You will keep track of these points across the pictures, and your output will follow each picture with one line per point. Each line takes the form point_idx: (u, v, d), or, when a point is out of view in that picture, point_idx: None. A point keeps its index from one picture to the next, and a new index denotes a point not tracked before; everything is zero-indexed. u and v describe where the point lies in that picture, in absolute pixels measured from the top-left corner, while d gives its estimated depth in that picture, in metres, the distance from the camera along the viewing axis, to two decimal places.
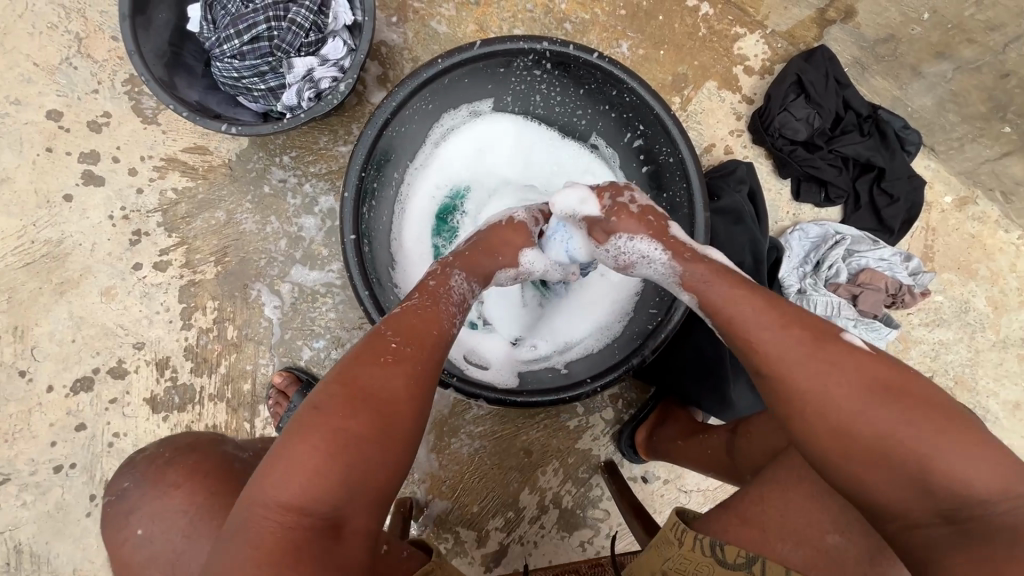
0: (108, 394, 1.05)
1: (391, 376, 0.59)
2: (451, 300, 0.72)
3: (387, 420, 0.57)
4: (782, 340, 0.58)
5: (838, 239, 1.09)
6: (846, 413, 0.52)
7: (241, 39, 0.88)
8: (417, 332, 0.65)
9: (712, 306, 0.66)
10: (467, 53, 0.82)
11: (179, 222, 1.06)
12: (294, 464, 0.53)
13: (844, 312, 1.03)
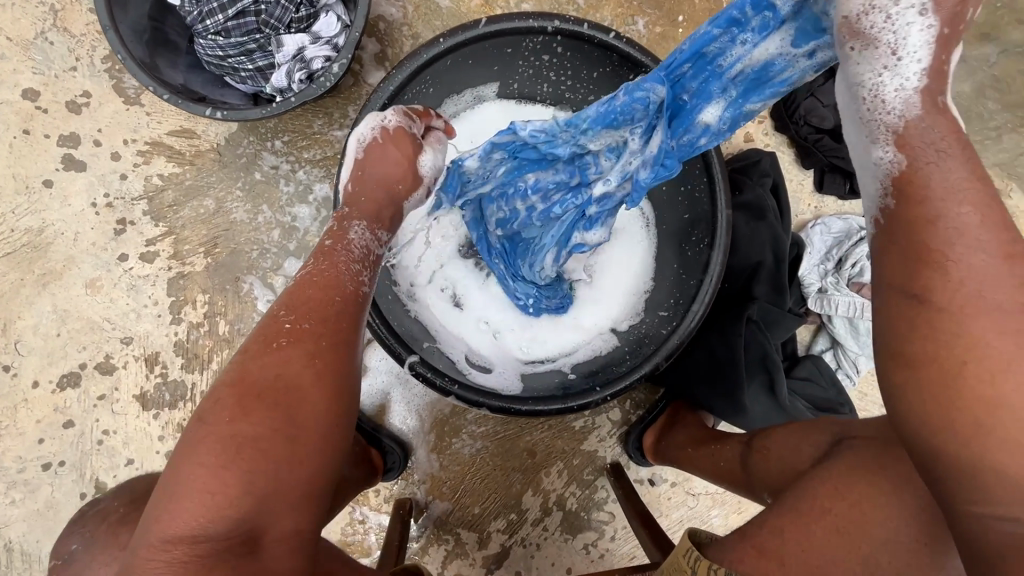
0: (96, 391, 1.01)
1: (288, 363, 0.56)
2: (350, 255, 0.66)
3: (286, 407, 0.54)
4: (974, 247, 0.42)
5: (862, 236, 1.03)
6: (963, 325, 0.41)
7: (225, 14, 0.81)
8: (316, 311, 0.60)
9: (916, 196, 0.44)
10: (471, 32, 0.74)
11: (166, 210, 1.00)
12: (191, 471, 0.50)
13: (866, 314, 0.98)
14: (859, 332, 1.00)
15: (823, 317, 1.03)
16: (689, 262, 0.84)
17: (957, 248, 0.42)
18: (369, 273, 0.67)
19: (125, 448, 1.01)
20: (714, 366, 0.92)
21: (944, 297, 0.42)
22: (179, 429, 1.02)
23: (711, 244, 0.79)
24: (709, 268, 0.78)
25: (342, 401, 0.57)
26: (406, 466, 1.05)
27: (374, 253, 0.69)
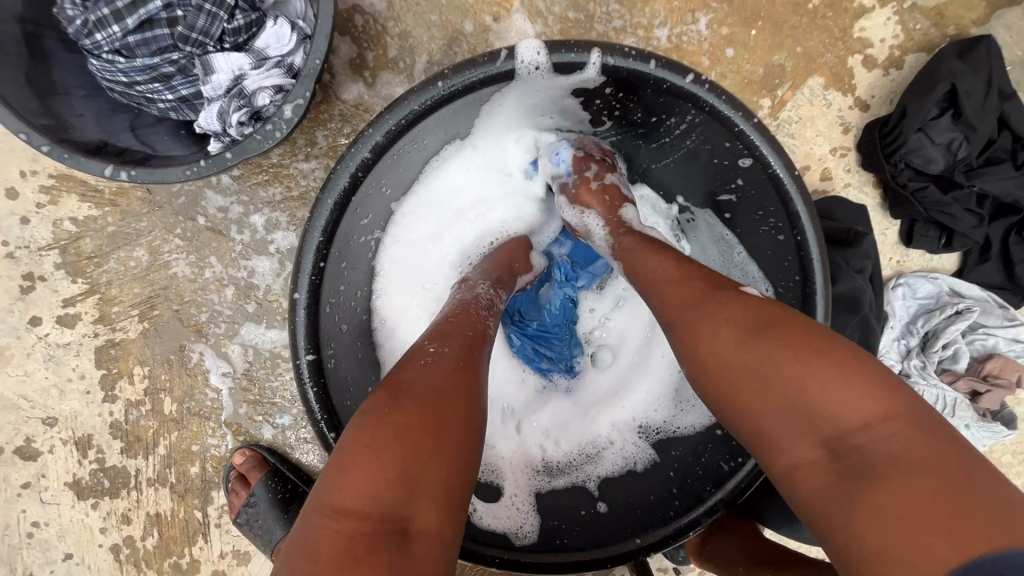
0: (19, 479, 0.83)
1: (428, 368, 0.46)
2: (483, 311, 0.57)
3: (433, 403, 0.43)
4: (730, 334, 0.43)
5: (959, 309, 0.84)
6: (780, 404, 0.39)
7: (123, 25, 0.55)
8: (460, 343, 0.51)
9: (671, 307, 0.48)
10: (486, 69, 0.53)
11: (85, 263, 0.78)
12: (348, 464, 0.39)
13: (959, 411, 0.81)
14: None
15: None
16: None
17: (701, 330, 0.45)
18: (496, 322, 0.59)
19: (61, 542, 0.85)
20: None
21: (736, 383, 0.42)
22: (124, 520, 0.86)
23: None
24: None
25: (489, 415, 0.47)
26: None
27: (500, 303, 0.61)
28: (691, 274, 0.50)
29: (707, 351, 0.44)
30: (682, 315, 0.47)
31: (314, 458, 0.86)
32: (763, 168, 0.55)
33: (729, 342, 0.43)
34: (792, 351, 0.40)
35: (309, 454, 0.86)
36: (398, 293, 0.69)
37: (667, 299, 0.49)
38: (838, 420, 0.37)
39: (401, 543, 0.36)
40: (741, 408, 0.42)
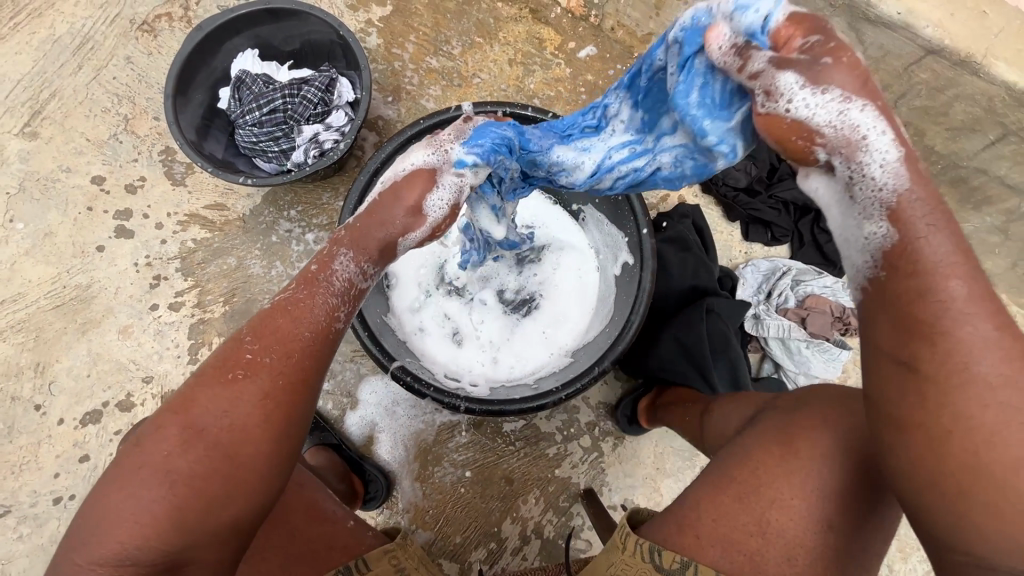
0: (113, 427, 1.12)
1: (232, 401, 0.59)
2: (330, 289, 0.66)
3: (230, 453, 0.58)
4: (986, 337, 0.48)
5: (784, 269, 1.20)
6: (986, 403, 0.47)
7: (262, 112, 1.08)
8: (273, 345, 0.62)
9: (903, 250, 0.50)
10: (445, 115, 1.00)
11: (195, 267, 1.19)
12: (126, 486, 0.57)
13: (795, 334, 1.13)
14: (792, 350, 1.14)
15: (761, 341, 1.17)
16: (628, 285, 1.01)
17: (960, 328, 0.48)
18: (349, 308, 0.67)
19: None
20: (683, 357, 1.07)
21: (943, 367, 0.48)
22: None
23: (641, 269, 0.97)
24: (641, 285, 0.95)
25: (286, 445, 0.62)
26: (390, 495, 1.13)
27: (356, 286, 0.68)
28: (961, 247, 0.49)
29: (965, 348, 0.48)
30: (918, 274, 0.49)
31: (334, 405, 1.15)
32: None
33: (982, 343, 0.48)
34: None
35: (330, 402, 1.16)
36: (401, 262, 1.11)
37: (914, 260, 0.49)
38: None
39: (175, 569, 0.57)
40: (937, 398, 0.49)
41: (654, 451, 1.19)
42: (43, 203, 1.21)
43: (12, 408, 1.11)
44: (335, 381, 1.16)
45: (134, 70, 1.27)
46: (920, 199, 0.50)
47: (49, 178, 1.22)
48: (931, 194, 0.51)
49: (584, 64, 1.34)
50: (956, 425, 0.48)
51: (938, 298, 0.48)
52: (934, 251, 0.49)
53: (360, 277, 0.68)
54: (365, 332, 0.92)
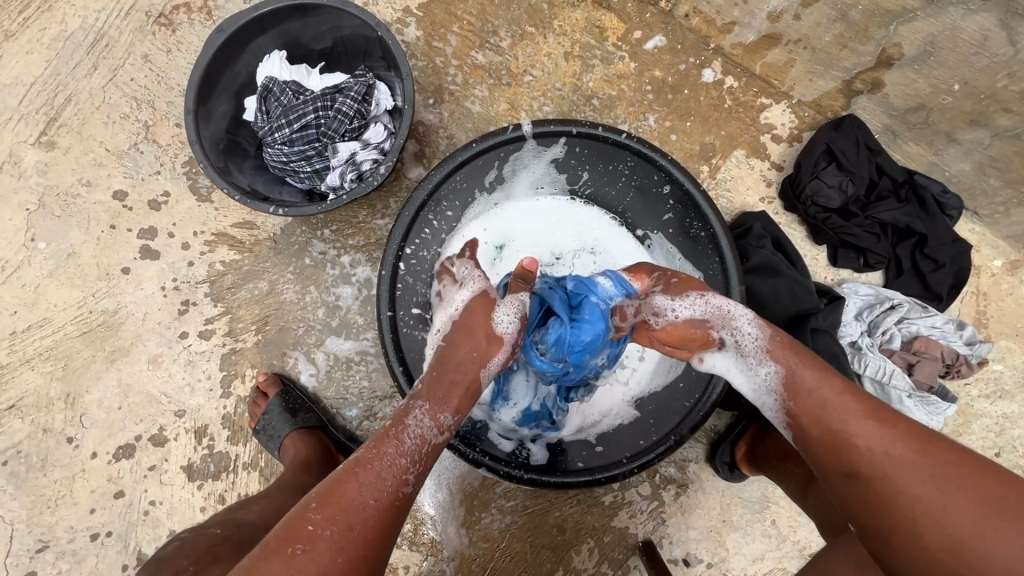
0: (148, 462, 1.07)
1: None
2: (401, 447, 0.66)
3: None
4: (876, 431, 0.59)
5: (892, 302, 1.05)
6: (921, 484, 0.55)
7: (291, 128, 0.96)
8: (340, 512, 0.59)
9: (799, 394, 0.66)
10: (500, 137, 0.88)
11: (225, 292, 1.11)
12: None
13: (897, 379, 0.99)
14: (889, 397, 1.00)
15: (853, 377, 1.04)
16: None
17: (860, 437, 0.60)
18: (417, 471, 0.66)
19: (168, 519, 1.06)
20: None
21: (873, 470, 0.58)
22: (219, 501, 1.06)
23: None
24: None
25: None
26: (435, 541, 1.06)
27: (428, 443, 0.68)
28: (828, 372, 0.66)
29: (871, 452, 0.58)
30: (823, 414, 0.63)
31: None
32: (682, 188, 0.86)
33: (882, 440, 0.59)
34: (949, 467, 0.56)
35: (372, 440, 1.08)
36: None
37: (801, 401, 0.65)
38: (967, 507, 0.53)
39: None
40: (886, 497, 0.56)
41: (719, 502, 1.09)
42: (64, 220, 1.13)
43: (44, 440, 1.07)
44: (375, 420, 1.09)
45: (151, 70, 1.15)
46: (786, 352, 0.70)
47: (69, 193, 1.13)
48: (791, 346, 0.71)
49: (652, 57, 1.16)
50: (915, 512, 0.55)
51: (835, 416, 0.62)
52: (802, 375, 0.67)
53: (432, 433, 0.68)
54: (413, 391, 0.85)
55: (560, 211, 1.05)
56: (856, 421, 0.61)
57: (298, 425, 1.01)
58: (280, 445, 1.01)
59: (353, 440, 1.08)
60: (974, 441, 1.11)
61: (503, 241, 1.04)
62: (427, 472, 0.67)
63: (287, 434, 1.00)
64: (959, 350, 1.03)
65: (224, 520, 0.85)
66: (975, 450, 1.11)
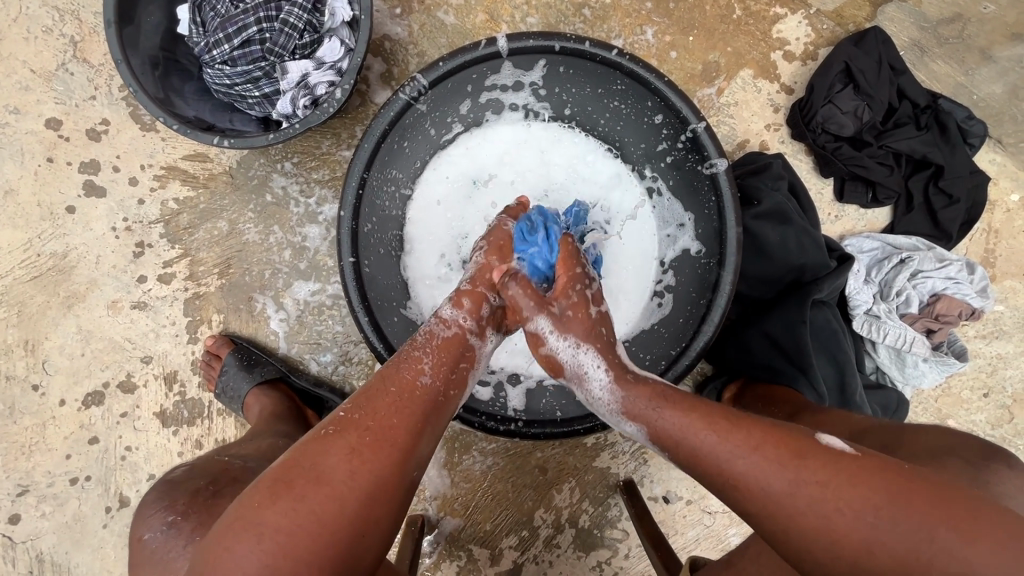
0: (119, 408, 1.04)
1: (326, 456, 0.54)
2: (419, 344, 0.65)
3: (319, 510, 0.51)
4: (754, 466, 0.53)
5: (902, 258, 0.97)
6: (808, 515, 0.51)
7: (231, 44, 0.84)
8: (372, 403, 0.59)
9: (669, 440, 0.58)
10: (471, 54, 0.76)
11: (181, 233, 1.03)
12: (224, 563, 0.50)
13: (917, 346, 0.92)
14: (905, 363, 0.94)
15: (867, 343, 0.97)
16: (701, 280, 0.82)
17: (745, 473, 0.54)
18: (434, 359, 0.64)
19: (147, 464, 1.04)
20: (778, 354, 0.88)
21: (767, 506, 0.53)
22: (196, 446, 1.04)
23: (720, 265, 0.77)
24: (720, 287, 0.76)
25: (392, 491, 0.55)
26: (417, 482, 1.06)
27: (438, 336, 0.66)
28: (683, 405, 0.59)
29: (753, 487, 0.53)
30: (700, 458, 0.56)
31: (351, 388, 1.05)
32: (680, 115, 0.76)
33: (760, 472, 0.53)
34: (824, 483, 0.51)
35: (348, 385, 1.05)
36: (419, 241, 0.92)
37: (677, 450, 0.57)
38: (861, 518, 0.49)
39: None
40: (783, 532, 0.52)
41: None
42: None
43: (9, 388, 1.03)
44: (351, 364, 1.05)
45: None
46: (638, 400, 0.61)
47: None
48: (648, 392, 0.61)
49: None
50: (811, 539, 0.51)
51: (712, 455, 0.55)
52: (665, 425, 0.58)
53: (439, 327, 0.67)
54: (382, 343, 0.79)
55: (543, 140, 0.94)
56: (743, 458, 0.54)
57: (257, 381, 0.98)
58: (243, 402, 0.98)
59: (318, 385, 1.04)
60: (964, 383, 1.05)
61: (478, 175, 0.94)
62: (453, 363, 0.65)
63: (248, 391, 0.97)
64: (975, 301, 0.96)
65: (226, 451, 0.81)
66: (963, 392, 1.06)
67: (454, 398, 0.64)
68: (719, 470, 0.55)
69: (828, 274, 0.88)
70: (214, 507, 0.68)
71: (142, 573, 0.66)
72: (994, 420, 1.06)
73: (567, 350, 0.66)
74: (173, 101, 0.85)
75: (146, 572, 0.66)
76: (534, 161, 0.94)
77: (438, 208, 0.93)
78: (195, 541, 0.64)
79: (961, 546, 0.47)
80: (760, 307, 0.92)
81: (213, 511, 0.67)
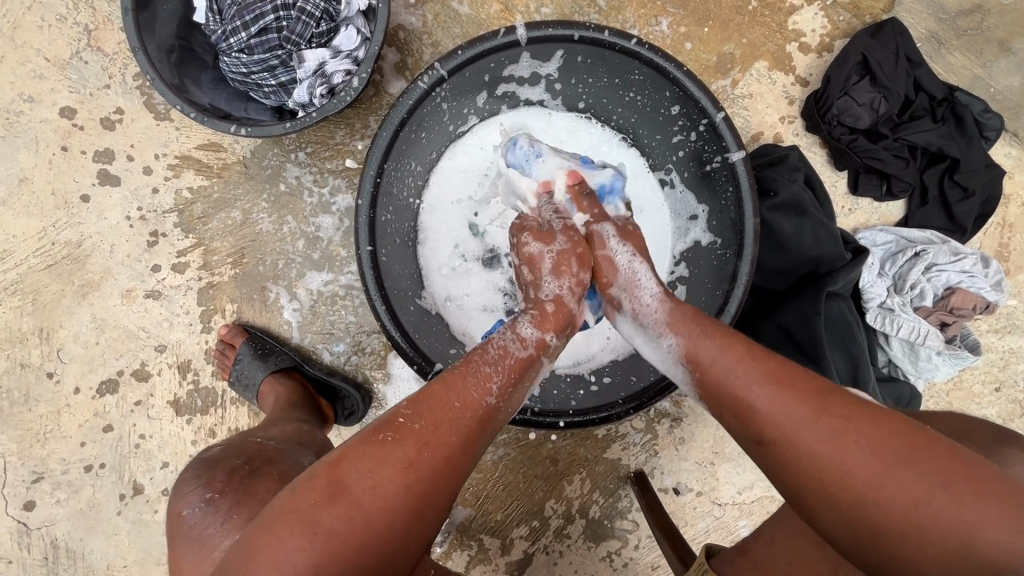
0: (133, 397, 1.04)
1: (385, 466, 0.53)
2: (485, 356, 0.63)
3: (372, 520, 0.51)
4: (774, 395, 0.55)
5: (916, 251, 0.97)
6: (821, 444, 0.51)
7: (248, 32, 0.84)
8: (433, 412, 0.57)
9: (699, 367, 0.61)
10: (490, 42, 0.75)
11: (195, 223, 1.03)
12: (268, 556, 0.49)
13: (931, 339, 0.92)
14: (918, 356, 0.94)
15: (880, 336, 0.97)
16: (717, 271, 0.82)
17: (761, 402, 0.55)
18: (502, 380, 0.62)
19: (161, 452, 1.05)
20: (791, 346, 0.88)
21: (776, 434, 0.54)
22: (210, 434, 1.05)
23: (738, 256, 0.77)
24: (737, 278, 0.76)
25: (437, 508, 0.55)
26: None
27: (513, 354, 0.65)
28: (726, 335, 0.62)
29: (771, 416, 0.54)
30: (725, 386, 0.58)
31: (363, 379, 1.05)
32: (699, 105, 0.76)
33: (780, 405, 0.54)
34: (846, 420, 0.52)
35: (360, 375, 1.05)
36: (434, 231, 0.92)
37: (704, 369, 0.61)
38: (868, 463, 0.49)
39: None
40: (792, 462, 0.53)
41: (712, 435, 1.08)
42: (9, 141, 1.02)
43: (24, 376, 1.03)
44: (364, 354, 1.05)
45: None
46: (685, 312, 0.66)
47: (11, 110, 1.01)
48: (692, 313, 0.66)
49: None
50: (822, 472, 0.51)
51: (733, 382, 0.58)
52: (705, 355, 0.61)
53: (515, 346, 0.66)
54: (398, 332, 0.79)
55: (557, 131, 0.94)
56: (766, 390, 0.56)
57: (272, 370, 0.98)
58: (257, 391, 0.98)
59: (331, 374, 1.04)
60: (975, 377, 1.05)
61: (493, 166, 0.94)
62: (515, 384, 0.64)
63: (262, 379, 0.97)
64: (989, 294, 0.96)
65: (250, 435, 0.82)
66: (975, 386, 1.06)
67: (507, 415, 0.64)
68: (734, 392, 0.58)
69: (844, 266, 0.88)
70: (252, 486, 0.69)
71: (181, 549, 0.67)
72: (1005, 414, 1.06)
73: (625, 257, 0.72)
74: (189, 89, 0.85)
75: (184, 550, 0.66)
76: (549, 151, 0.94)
77: (452, 198, 0.93)
78: (236, 518, 0.65)
79: (966, 506, 0.46)
80: (774, 300, 0.92)
81: (251, 489, 0.69)
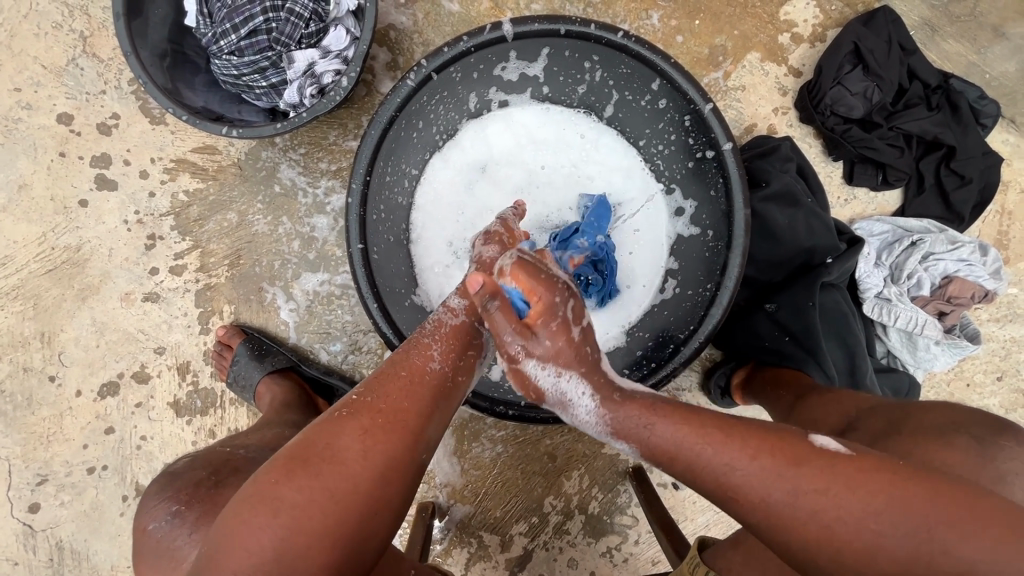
0: (134, 398, 1.05)
1: (341, 439, 0.54)
2: (426, 331, 0.64)
3: (333, 490, 0.52)
4: (754, 475, 0.52)
5: (914, 241, 0.96)
6: (809, 519, 0.49)
7: (238, 34, 0.85)
8: (385, 387, 0.58)
9: (664, 454, 0.56)
10: (477, 39, 0.75)
11: (192, 225, 1.04)
12: (239, 538, 0.50)
13: (929, 329, 0.92)
14: (917, 346, 0.94)
15: (878, 326, 0.96)
16: (709, 263, 0.81)
17: (742, 479, 0.52)
18: (443, 347, 0.63)
19: (161, 453, 1.05)
20: (786, 338, 0.87)
21: (764, 509, 0.51)
22: (210, 435, 1.06)
23: (728, 247, 0.76)
24: (728, 269, 0.76)
25: (407, 471, 0.55)
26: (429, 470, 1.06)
27: (448, 324, 0.65)
28: (674, 413, 0.57)
29: (758, 500, 0.51)
30: (699, 469, 0.54)
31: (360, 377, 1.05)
32: (687, 96, 0.75)
33: (759, 480, 0.51)
34: (829, 484, 0.50)
35: (357, 374, 1.06)
36: (428, 228, 0.93)
37: (665, 456, 0.56)
38: (860, 523, 0.48)
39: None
40: (787, 537, 0.51)
41: None
42: (7, 148, 1.03)
43: (26, 380, 1.05)
44: (361, 353, 1.05)
45: None
46: (628, 416, 0.58)
47: (9, 118, 1.03)
48: (638, 407, 0.58)
49: None
50: (816, 539, 0.49)
51: (705, 465, 0.54)
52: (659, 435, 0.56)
53: (447, 316, 0.66)
54: (390, 328, 0.79)
55: (549, 125, 0.94)
56: (744, 465, 0.52)
57: (268, 370, 0.99)
58: (254, 391, 0.99)
59: (328, 373, 1.05)
60: (977, 366, 1.04)
61: (486, 161, 0.94)
62: (458, 352, 0.64)
63: (259, 380, 0.98)
64: (988, 283, 0.95)
65: (230, 442, 0.82)
66: (976, 376, 1.04)
67: (464, 383, 0.64)
68: (714, 472, 0.53)
69: (838, 256, 0.88)
70: (216, 497, 0.68)
71: (149, 566, 0.67)
72: (1008, 404, 1.04)
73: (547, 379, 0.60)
74: (180, 92, 0.85)
75: (150, 561, 0.67)
76: (541, 146, 0.94)
77: (444, 196, 0.93)
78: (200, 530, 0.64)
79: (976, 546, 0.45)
80: (768, 293, 0.91)
81: (216, 499, 0.68)
